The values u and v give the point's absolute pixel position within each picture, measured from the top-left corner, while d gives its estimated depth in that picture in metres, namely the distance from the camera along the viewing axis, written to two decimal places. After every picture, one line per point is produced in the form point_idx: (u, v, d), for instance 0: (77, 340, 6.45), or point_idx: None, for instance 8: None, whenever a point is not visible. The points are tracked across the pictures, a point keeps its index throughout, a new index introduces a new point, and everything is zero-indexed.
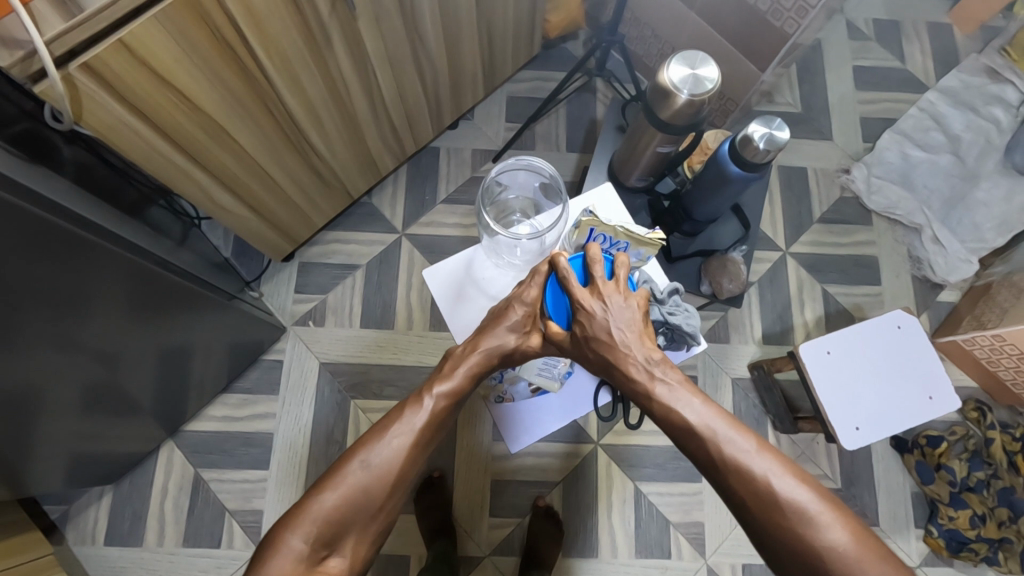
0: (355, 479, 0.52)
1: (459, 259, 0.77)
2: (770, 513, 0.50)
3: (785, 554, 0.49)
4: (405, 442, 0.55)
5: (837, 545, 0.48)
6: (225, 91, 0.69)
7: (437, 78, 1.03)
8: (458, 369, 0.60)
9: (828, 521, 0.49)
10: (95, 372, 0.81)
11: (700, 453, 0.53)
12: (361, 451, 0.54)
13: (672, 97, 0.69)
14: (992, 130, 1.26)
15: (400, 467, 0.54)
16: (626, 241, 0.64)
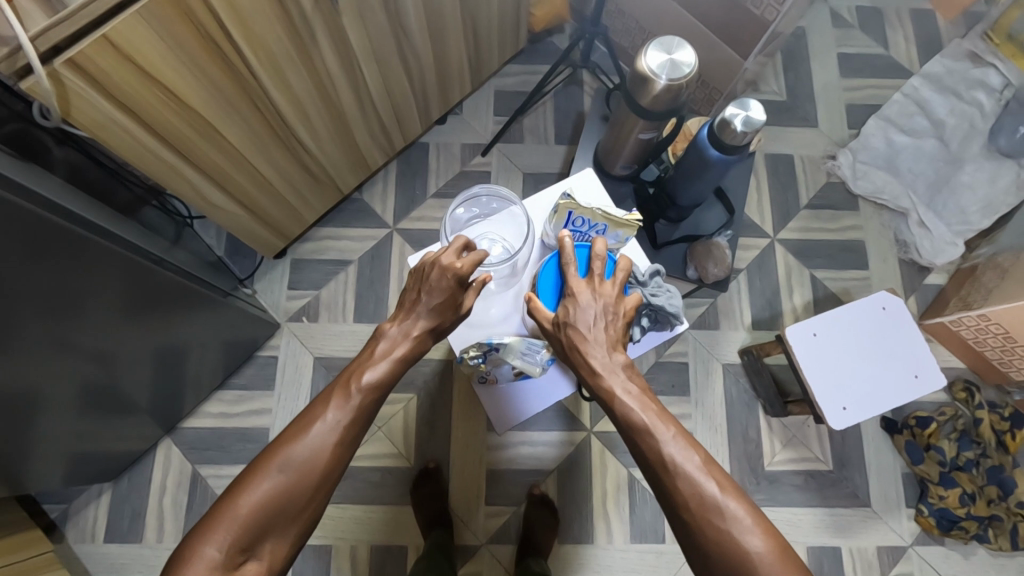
0: (274, 482, 0.52)
1: None
2: (700, 514, 0.52)
3: (714, 554, 0.51)
4: (324, 439, 0.54)
5: (759, 552, 0.50)
6: (212, 88, 0.70)
7: (423, 74, 1.04)
8: (385, 356, 0.58)
9: (753, 531, 0.51)
10: (92, 371, 0.82)
11: (641, 452, 0.55)
12: (281, 450, 0.53)
13: (650, 83, 0.70)
14: (976, 115, 1.27)
15: (322, 466, 0.53)
16: (604, 223, 0.65)
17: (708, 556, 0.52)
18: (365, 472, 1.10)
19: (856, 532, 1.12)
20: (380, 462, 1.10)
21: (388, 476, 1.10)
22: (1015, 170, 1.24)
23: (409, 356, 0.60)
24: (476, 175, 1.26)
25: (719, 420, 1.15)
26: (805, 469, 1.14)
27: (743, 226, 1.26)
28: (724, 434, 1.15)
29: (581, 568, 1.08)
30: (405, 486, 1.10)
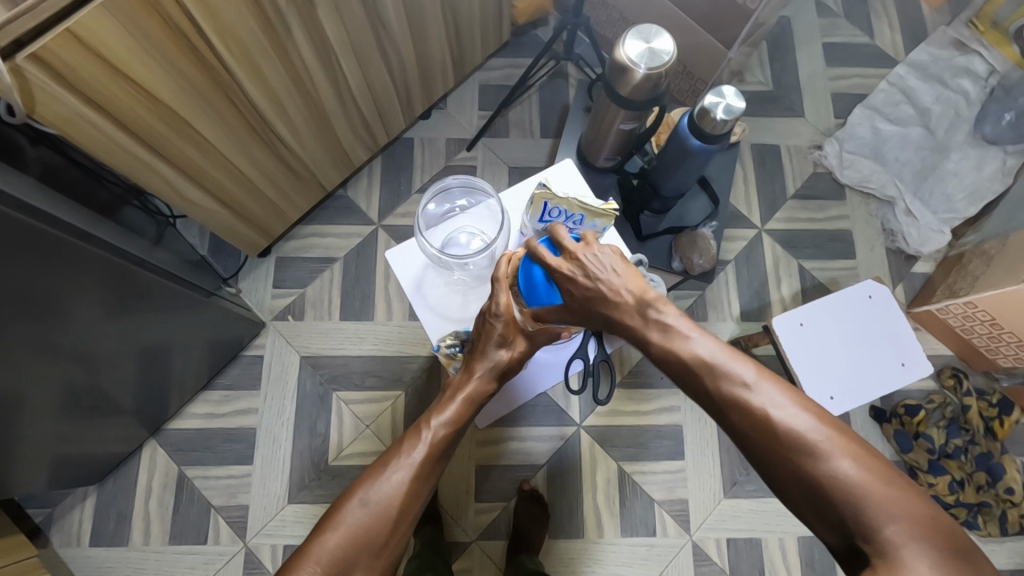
0: (354, 518, 0.48)
1: (406, 276, 0.65)
2: (771, 444, 0.44)
3: (794, 487, 0.44)
4: (404, 474, 0.50)
5: (845, 474, 0.42)
6: (183, 82, 0.69)
7: (405, 68, 1.03)
8: (455, 395, 0.57)
9: (835, 450, 0.43)
10: (76, 374, 0.81)
11: (694, 389, 0.48)
12: (358, 488, 0.50)
13: (630, 72, 0.69)
14: (961, 102, 1.27)
15: (404, 501, 0.50)
16: (581, 213, 0.59)
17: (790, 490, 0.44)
18: (353, 470, 1.09)
19: None
20: (368, 461, 1.09)
21: None
22: (1000, 157, 1.24)
23: (482, 399, 0.58)
24: (462, 169, 1.25)
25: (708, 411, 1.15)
26: None
27: (730, 217, 1.26)
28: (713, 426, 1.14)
29: (572, 562, 1.08)
30: None
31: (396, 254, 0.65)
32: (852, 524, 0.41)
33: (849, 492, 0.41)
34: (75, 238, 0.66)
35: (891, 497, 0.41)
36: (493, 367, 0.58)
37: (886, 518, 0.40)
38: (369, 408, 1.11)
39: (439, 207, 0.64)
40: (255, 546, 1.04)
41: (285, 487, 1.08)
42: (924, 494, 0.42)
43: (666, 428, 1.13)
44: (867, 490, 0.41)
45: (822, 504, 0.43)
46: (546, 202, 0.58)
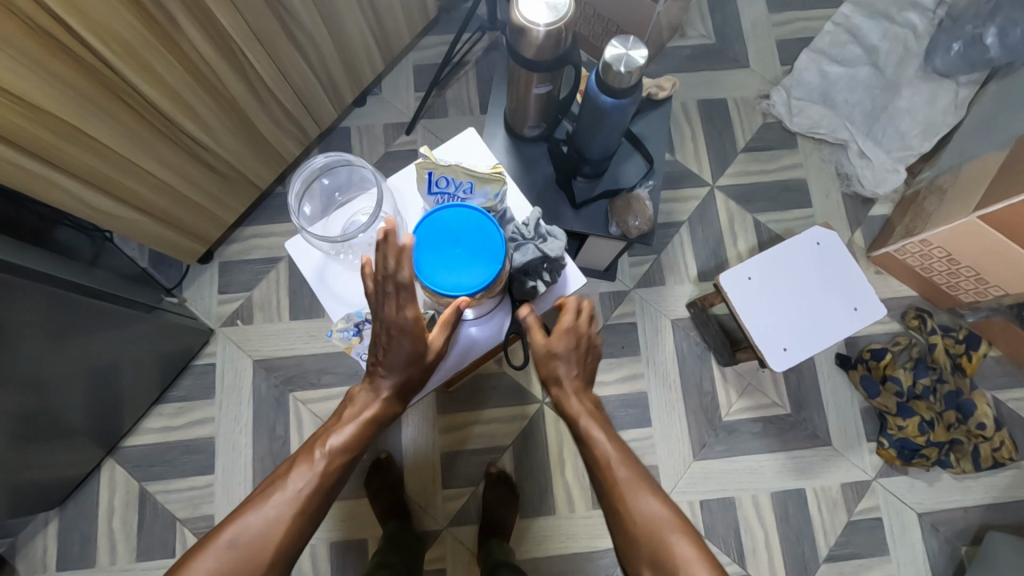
0: (221, 559, 0.51)
1: (304, 270, 0.61)
2: (609, 477, 0.60)
3: (647, 567, 0.56)
4: (282, 510, 0.54)
5: (653, 512, 0.58)
6: (62, 85, 0.65)
7: (324, 55, 0.99)
8: (353, 420, 0.58)
9: (651, 496, 0.59)
10: (20, 404, 0.79)
11: (595, 471, 0.61)
12: (230, 525, 0.53)
13: (530, 33, 0.66)
14: (909, 37, 1.23)
15: (275, 538, 0.53)
16: (469, 181, 0.56)
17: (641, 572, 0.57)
18: None
19: (819, 472, 1.10)
20: None
21: None
22: (952, 89, 1.20)
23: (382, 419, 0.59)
24: (402, 154, 1.21)
25: (672, 375, 1.13)
26: (763, 415, 1.12)
27: (681, 176, 1.23)
28: (678, 390, 1.13)
29: (545, 541, 1.07)
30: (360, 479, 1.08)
31: (292, 244, 0.62)
32: (648, 547, 0.56)
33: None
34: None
35: (680, 533, 0.57)
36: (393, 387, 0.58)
37: (676, 549, 0.55)
38: (327, 406, 1.10)
39: (313, 204, 0.59)
40: None
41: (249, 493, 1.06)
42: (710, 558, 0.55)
43: (630, 397, 1.12)
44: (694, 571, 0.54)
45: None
46: (430, 171, 0.55)
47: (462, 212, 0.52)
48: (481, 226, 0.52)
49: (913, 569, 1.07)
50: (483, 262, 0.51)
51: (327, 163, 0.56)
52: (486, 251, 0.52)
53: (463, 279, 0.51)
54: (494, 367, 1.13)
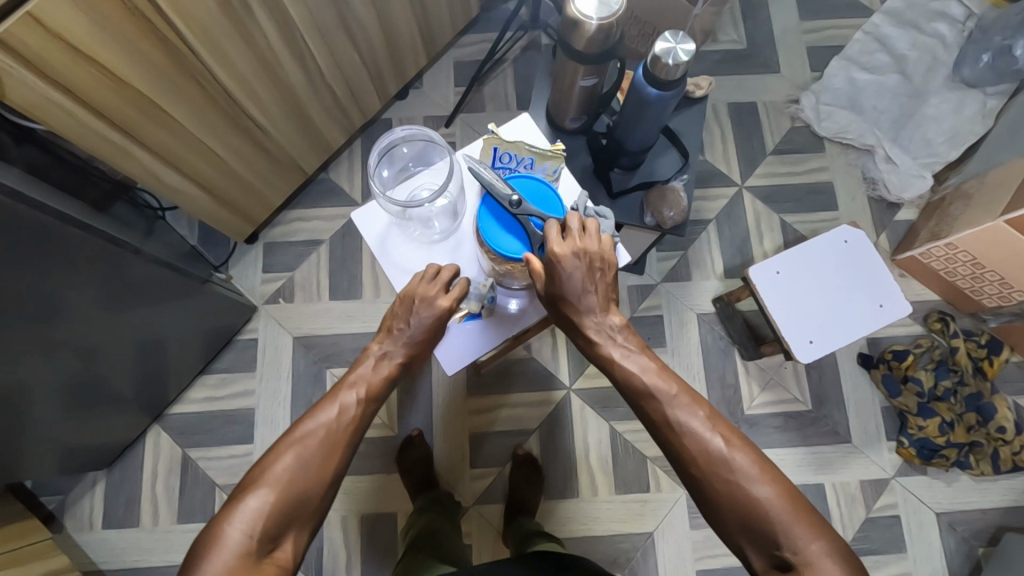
0: (280, 474, 0.57)
1: (369, 236, 0.66)
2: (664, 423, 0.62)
3: (735, 523, 0.57)
4: (324, 435, 0.60)
5: (716, 453, 0.60)
6: (148, 64, 0.71)
7: (375, 48, 1.04)
8: (377, 369, 0.64)
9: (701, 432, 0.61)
10: (72, 370, 0.85)
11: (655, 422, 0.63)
12: (287, 448, 0.59)
13: (583, 27, 0.70)
14: (937, 46, 1.26)
15: (327, 467, 0.59)
16: (530, 157, 0.61)
17: (745, 544, 0.57)
18: None
19: (838, 467, 1.13)
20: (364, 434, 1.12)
21: (373, 447, 1.12)
22: (979, 99, 1.23)
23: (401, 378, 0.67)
24: None
25: (696, 367, 1.16)
26: (784, 410, 1.15)
27: (710, 176, 1.26)
28: (702, 382, 1.16)
29: (567, 522, 1.10)
30: (391, 456, 1.11)
31: (363, 207, 0.67)
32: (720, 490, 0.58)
33: (771, 518, 0.55)
34: (70, 226, 0.70)
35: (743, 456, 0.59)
36: (364, 390, 0.63)
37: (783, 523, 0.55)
38: None
39: (390, 170, 0.63)
40: None
41: None
42: (784, 482, 0.57)
43: None
44: (788, 519, 0.55)
45: (765, 552, 0.55)
46: (496, 146, 0.60)
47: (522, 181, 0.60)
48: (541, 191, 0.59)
49: (929, 567, 1.09)
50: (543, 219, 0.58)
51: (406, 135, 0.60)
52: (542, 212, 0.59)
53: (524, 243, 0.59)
54: (523, 352, 1.17)
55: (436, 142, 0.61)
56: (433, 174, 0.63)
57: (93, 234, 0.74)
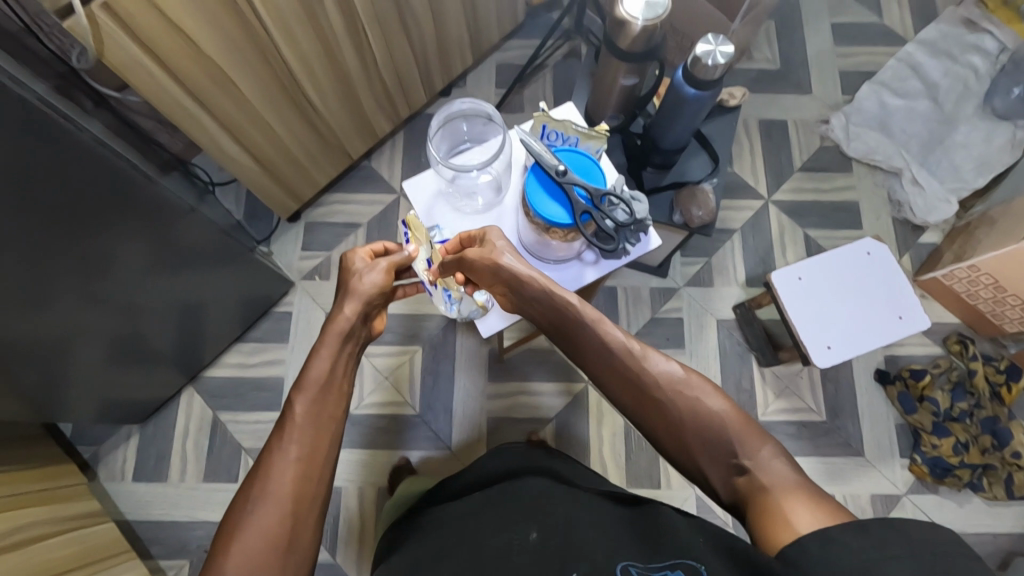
0: (251, 519, 0.52)
1: (419, 204, 0.71)
2: (620, 361, 0.62)
3: (702, 453, 0.57)
4: (286, 456, 0.56)
5: (672, 377, 0.61)
6: (227, 39, 0.77)
7: (426, 43, 1.10)
8: (324, 354, 0.61)
9: (656, 359, 0.62)
10: (117, 325, 0.90)
11: (612, 364, 0.63)
12: (249, 489, 0.54)
13: (629, 26, 0.75)
14: (969, 77, 1.29)
15: (296, 483, 0.55)
16: (575, 136, 0.64)
17: (700, 462, 0.58)
18: (372, 419, 1.16)
19: (849, 479, 1.14)
20: (386, 411, 1.16)
21: (394, 423, 1.16)
22: (1008, 130, 1.25)
23: (349, 359, 0.64)
24: None
25: (713, 370, 1.19)
26: (797, 419, 1.17)
27: (738, 187, 1.30)
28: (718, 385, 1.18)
29: None
30: (410, 434, 1.15)
31: (414, 176, 0.72)
32: (685, 416, 0.59)
33: (725, 428, 0.57)
34: (149, 182, 0.77)
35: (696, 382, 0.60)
36: (314, 385, 0.60)
37: (746, 443, 0.56)
38: (389, 361, 1.19)
39: (448, 141, 0.68)
40: None
41: None
42: (735, 405, 0.59)
43: None
44: (741, 429, 0.57)
45: (725, 466, 0.56)
46: (545, 125, 0.63)
47: (567, 153, 0.60)
48: (583, 160, 0.60)
49: None
50: (585, 185, 0.58)
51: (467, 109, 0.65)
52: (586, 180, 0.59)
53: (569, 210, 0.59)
54: (544, 343, 1.20)
55: (494, 122, 0.66)
56: (484, 150, 0.68)
57: (163, 193, 0.80)
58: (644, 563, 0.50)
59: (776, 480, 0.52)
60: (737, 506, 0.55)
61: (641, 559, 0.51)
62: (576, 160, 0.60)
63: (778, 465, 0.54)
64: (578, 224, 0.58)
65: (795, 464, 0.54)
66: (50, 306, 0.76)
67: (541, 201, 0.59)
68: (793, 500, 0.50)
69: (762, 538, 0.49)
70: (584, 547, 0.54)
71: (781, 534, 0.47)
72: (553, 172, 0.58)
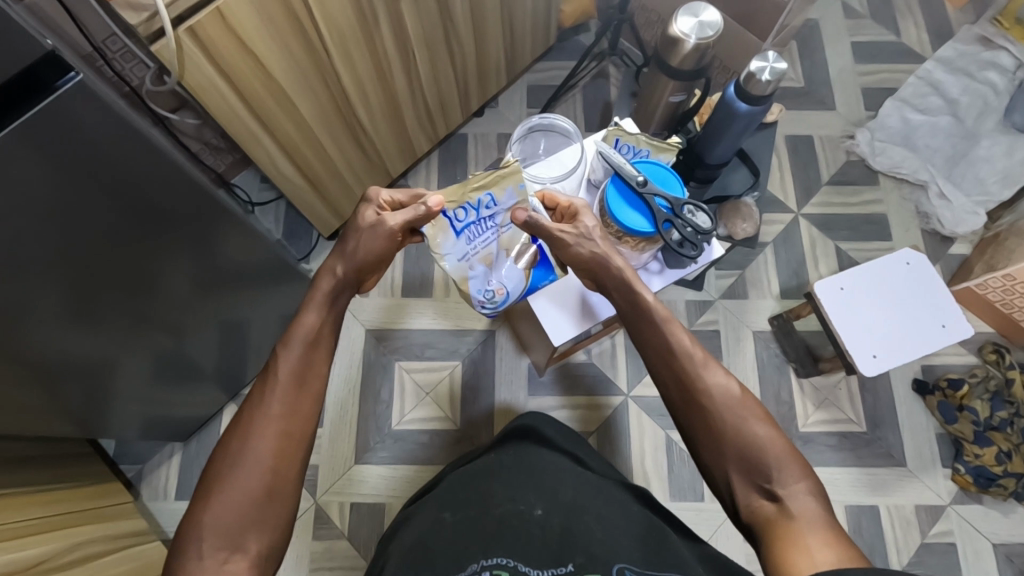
0: (226, 478, 0.55)
1: None
2: (676, 362, 0.61)
3: (736, 466, 0.57)
4: (264, 417, 0.58)
5: (726, 387, 0.60)
6: (292, 61, 0.80)
7: (467, 65, 1.13)
8: (308, 311, 0.64)
9: (712, 367, 0.61)
10: (167, 347, 0.90)
11: (663, 359, 0.62)
12: (227, 443, 0.58)
13: (681, 43, 0.80)
14: (989, 93, 1.33)
15: (271, 443, 0.57)
16: (647, 149, 0.73)
17: (730, 473, 0.57)
18: (415, 434, 1.16)
19: (893, 490, 1.13)
20: (428, 425, 1.17)
21: (436, 438, 1.16)
22: None
23: (339, 313, 0.66)
24: None
25: (752, 383, 1.19)
26: (837, 429, 1.17)
27: (768, 202, 1.32)
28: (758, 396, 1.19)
29: None
30: (452, 449, 1.15)
31: None
32: (729, 430, 0.58)
33: (768, 454, 0.56)
34: (234, 212, 0.79)
35: (746, 401, 0.59)
36: (298, 343, 0.62)
37: (785, 475, 0.55)
38: (430, 376, 1.20)
39: (523, 151, 0.77)
40: (323, 502, 1.11)
41: (352, 448, 1.15)
42: (783, 435, 0.58)
43: None
44: (784, 458, 0.56)
45: (754, 484, 0.56)
46: (618, 138, 0.72)
47: (643, 166, 0.68)
48: (661, 171, 0.67)
49: None
50: (664, 196, 0.65)
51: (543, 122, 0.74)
52: (664, 186, 0.67)
53: (649, 217, 0.65)
54: (582, 357, 1.21)
55: (571, 138, 0.76)
56: (554, 163, 0.74)
57: (246, 224, 0.83)
58: (642, 566, 0.57)
59: (804, 513, 0.53)
60: (751, 526, 0.56)
61: (639, 562, 0.58)
62: (653, 171, 0.68)
63: (809, 501, 0.54)
64: (659, 232, 0.65)
65: (826, 502, 0.54)
66: (120, 333, 0.78)
67: (622, 210, 0.65)
68: (816, 540, 0.51)
69: (776, 569, 0.51)
70: (589, 538, 0.61)
71: (798, 562, 0.50)
72: (634, 183, 0.65)
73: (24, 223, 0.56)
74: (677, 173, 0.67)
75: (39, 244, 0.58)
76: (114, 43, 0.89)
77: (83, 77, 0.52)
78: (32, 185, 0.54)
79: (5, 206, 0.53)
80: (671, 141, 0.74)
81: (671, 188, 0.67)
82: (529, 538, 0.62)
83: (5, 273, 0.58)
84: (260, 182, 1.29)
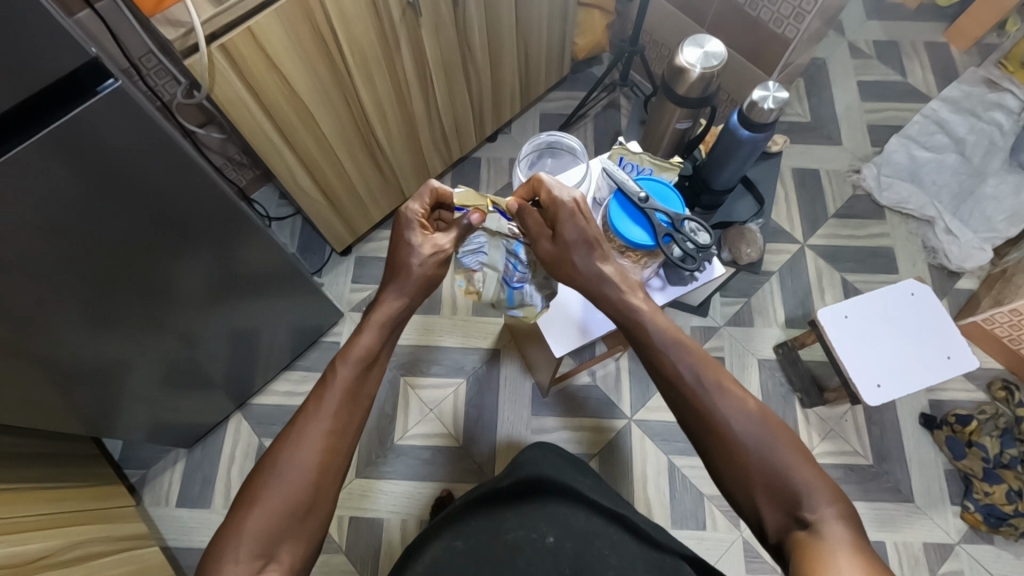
0: (269, 489, 0.55)
1: None
2: (687, 389, 0.60)
3: (761, 490, 0.56)
4: (315, 430, 0.58)
5: (746, 413, 0.58)
6: (315, 78, 0.84)
7: (482, 92, 1.18)
8: (369, 327, 0.63)
9: (729, 391, 0.60)
10: (178, 353, 0.92)
11: (676, 385, 0.61)
12: (274, 453, 0.57)
13: (687, 73, 0.83)
14: (995, 133, 1.36)
15: (318, 459, 0.57)
16: (649, 167, 0.76)
17: (757, 498, 0.56)
18: (417, 450, 1.17)
19: (900, 526, 1.11)
20: (431, 442, 1.17)
21: (438, 455, 1.16)
22: None
23: (392, 340, 0.66)
24: None
25: None
26: (843, 462, 1.16)
27: (774, 232, 1.34)
28: None
29: None
30: (454, 466, 1.15)
31: None
32: (751, 454, 0.56)
33: (793, 479, 0.55)
34: (255, 221, 0.82)
35: (764, 423, 0.58)
36: (353, 358, 0.61)
37: (814, 499, 0.53)
38: (434, 393, 1.21)
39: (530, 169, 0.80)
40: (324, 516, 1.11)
41: (355, 462, 1.15)
42: (810, 458, 0.56)
43: None
44: (811, 481, 0.54)
45: (782, 509, 0.54)
46: (622, 157, 0.76)
47: (647, 184, 0.71)
48: (662, 188, 0.70)
49: None
50: (665, 210, 0.67)
51: (549, 141, 0.78)
52: (665, 202, 0.70)
53: (649, 232, 0.67)
54: (586, 379, 1.22)
55: (577, 156, 0.79)
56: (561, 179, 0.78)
57: (263, 236, 0.86)
58: None
59: (834, 536, 0.51)
60: (781, 550, 0.54)
61: None
62: (654, 189, 0.70)
63: (839, 524, 0.52)
64: (659, 245, 0.66)
65: (857, 525, 0.52)
66: (139, 334, 0.81)
67: (624, 224, 0.68)
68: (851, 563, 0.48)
69: None
70: None
71: None
72: (636, 198, 0.68)
73: (54, 221, 0.59)
74: (679, 193, 0.70)
75: (66, 242, 0.61)
76: (150, 60, 0.94)
77: (121, 84, 0.56)
78: (62, 187, 0.57)
79: (33, 205, 0.56)
80: (674, 161, 0.77)
81: (671, 206, 0.69)
82: (540, 566, 0.66)
83: (32, 267, 0.60)
84: (278, 199, 1.34)
